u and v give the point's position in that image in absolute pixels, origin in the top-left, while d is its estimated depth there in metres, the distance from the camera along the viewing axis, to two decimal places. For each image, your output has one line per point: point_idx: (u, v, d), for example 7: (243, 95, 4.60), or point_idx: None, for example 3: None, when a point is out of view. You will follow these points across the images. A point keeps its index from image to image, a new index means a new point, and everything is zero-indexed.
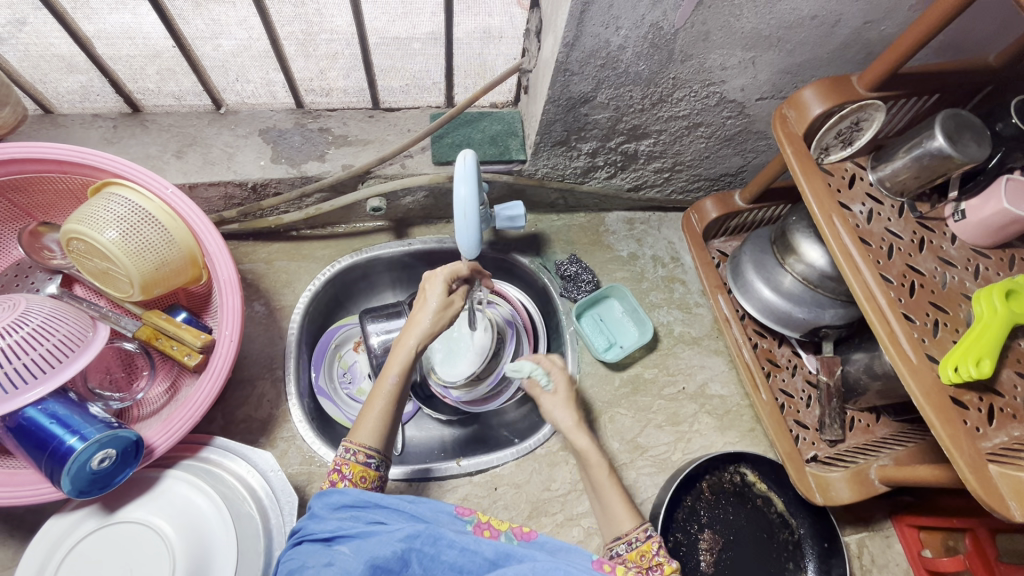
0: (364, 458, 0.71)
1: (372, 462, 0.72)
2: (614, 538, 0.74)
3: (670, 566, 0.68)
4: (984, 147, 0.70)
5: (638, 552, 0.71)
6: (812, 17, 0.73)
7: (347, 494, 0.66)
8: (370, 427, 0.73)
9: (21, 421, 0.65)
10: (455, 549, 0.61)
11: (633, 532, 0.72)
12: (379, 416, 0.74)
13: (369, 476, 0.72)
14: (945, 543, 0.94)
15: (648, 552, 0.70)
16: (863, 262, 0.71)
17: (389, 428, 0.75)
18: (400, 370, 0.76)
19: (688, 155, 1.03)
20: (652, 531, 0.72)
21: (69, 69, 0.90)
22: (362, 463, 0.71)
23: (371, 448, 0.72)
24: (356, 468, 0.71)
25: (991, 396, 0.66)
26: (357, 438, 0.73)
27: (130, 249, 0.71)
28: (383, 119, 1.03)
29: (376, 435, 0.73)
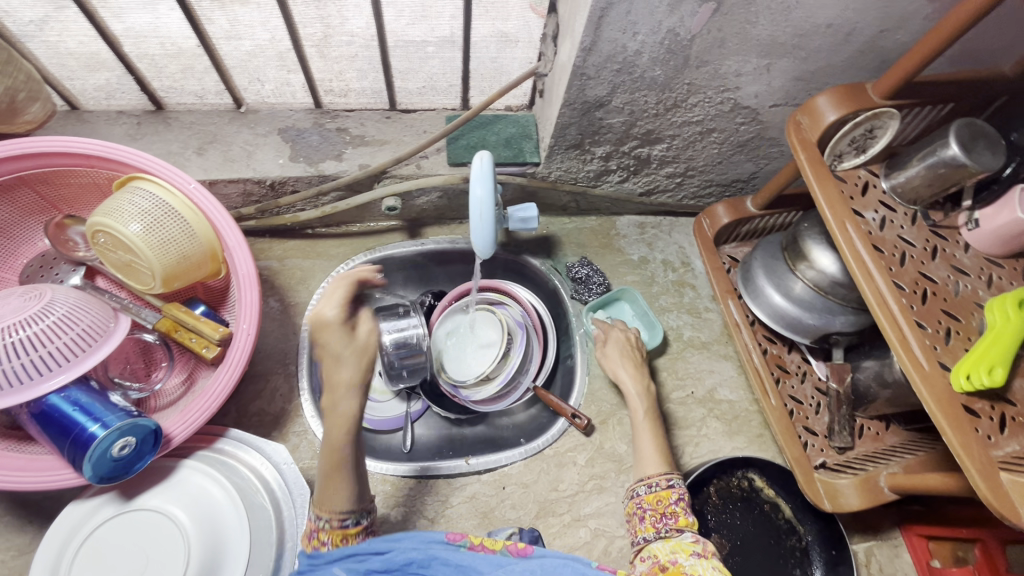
0: (339, 522, 0.69)
1: (349, 522, 0.69)
2: (639, 482, 0.83)
3: (683, 518, 0.76)
4: (998, 156, 0.71)
5: (655, 496, 0.79)
6: (827, 25, 0.74)
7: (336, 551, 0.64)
8: (338, 493, 0.70)
9: (45, 408, 0.66)
10: (448, 569, 0.63)
11: (655, 478, 0.81)
12: (344, 480, 0.71)
13: (350, 535, 0.69)
14: (954, 553, 0.93)
15: (666, 499, 0.78)
16: (876, 269, 0.71)
17: (359, 483, 0.72)
18: (342, 433, 0.71)
19: (701, 160, 1.03)
20: (675, 484, 0.80)
21: (95, 67, 0.93)
22: (338, 528, 0.69)
23: (341, 511, 0.69)
24: (335, 534, 0.69)
25: (1003, 404, 0.66)
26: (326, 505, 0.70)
27: (154, 242, 0.73)
28: (399, 120, 1.06)
29: (347, 499, 0.70)
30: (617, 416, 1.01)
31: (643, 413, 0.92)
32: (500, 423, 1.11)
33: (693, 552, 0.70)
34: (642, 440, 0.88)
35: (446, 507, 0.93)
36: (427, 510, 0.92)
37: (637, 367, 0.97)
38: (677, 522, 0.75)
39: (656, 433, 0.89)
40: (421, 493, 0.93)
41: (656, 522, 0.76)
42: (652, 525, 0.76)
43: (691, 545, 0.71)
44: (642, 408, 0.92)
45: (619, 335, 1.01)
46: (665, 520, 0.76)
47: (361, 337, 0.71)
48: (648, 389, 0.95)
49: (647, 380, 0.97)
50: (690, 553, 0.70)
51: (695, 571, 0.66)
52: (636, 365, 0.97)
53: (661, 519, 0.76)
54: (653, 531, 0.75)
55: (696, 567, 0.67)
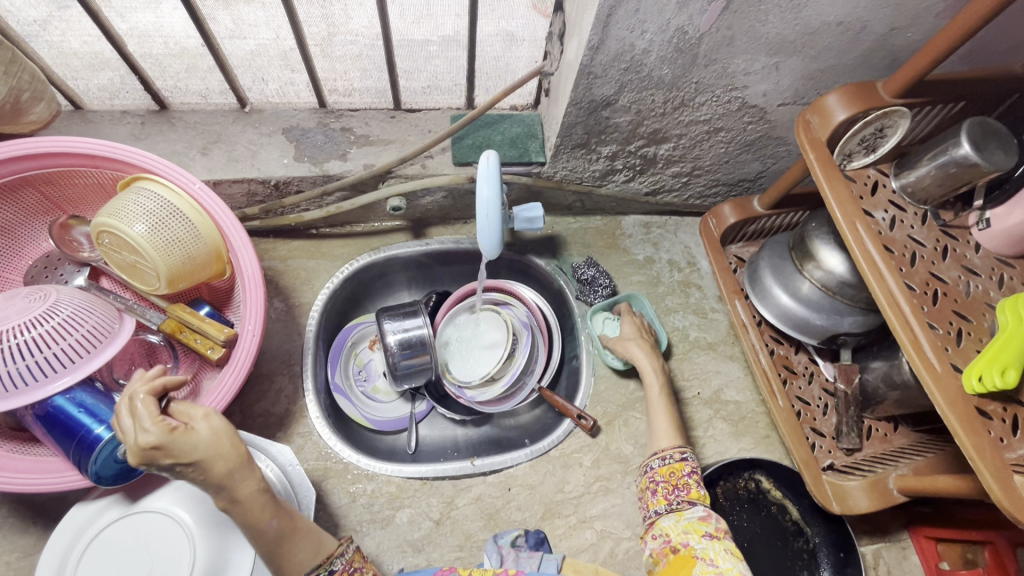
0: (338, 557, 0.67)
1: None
2: (652, 454, 0.84)
3: (695, 491, 0.77)
4: (1010, 155, 0.70)
5: (669, 469, 0.80)
6: (838, 23, 0.73)
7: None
8: (300, 557, 0.66)
9: (49, 409, 0.66)
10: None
11: (669, 452, 0.82)
12: (296, 543, 0.66)
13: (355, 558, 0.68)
14: (963, 555, 0.92)
15: (679, 472, 0.79)
16: (886, 269, 0.70)
17: (312, 534, 0.69)
18: (268, 511, 0.64)
19: (708, 159, 1.03)
20: (688, 457, 0.81)
21: (100, 65, 0.93)
22: None
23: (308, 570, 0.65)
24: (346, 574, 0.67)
25: (1015, 406, 0.65)
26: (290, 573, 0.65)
27: (159, 243, 0.72)
28: (405, 120, 1.02)
29: (312, 555, 0.67)
30: (623, 417, 1.00)
31: (658, 393, 0.92)
32: (505, 423, 1.11)
33: (705, 532, 0.72)
34: (656, 417, 0.89)
35: (451, 508, 0.92)
36: (433, 511, 0.92)
37: (649, 349, 0.97)
38: (689, 496, 0.76)
39: (671, 411, 0.90)
40: (427, 494, 0.93)
41: (669, 495, 0.77)
42: (664, 498, 0.78)
43: (703, 524, 0.73)
44: (656, 389, 0.93)
45: (633, 318, 1.02)
46: (678, 493, 0.77)
47: (200, 432, 0.60)
48: (661, 369, 0.96)
49: (661, 359, 0.98)
50: (702, 534, 0.72)
51: (707, 556, 0.69)
52: (650, 347, 0.98)
53: (674, 492, 0.77)
54: (665, 504, 0.77)
55: (708, 551, 0.70)
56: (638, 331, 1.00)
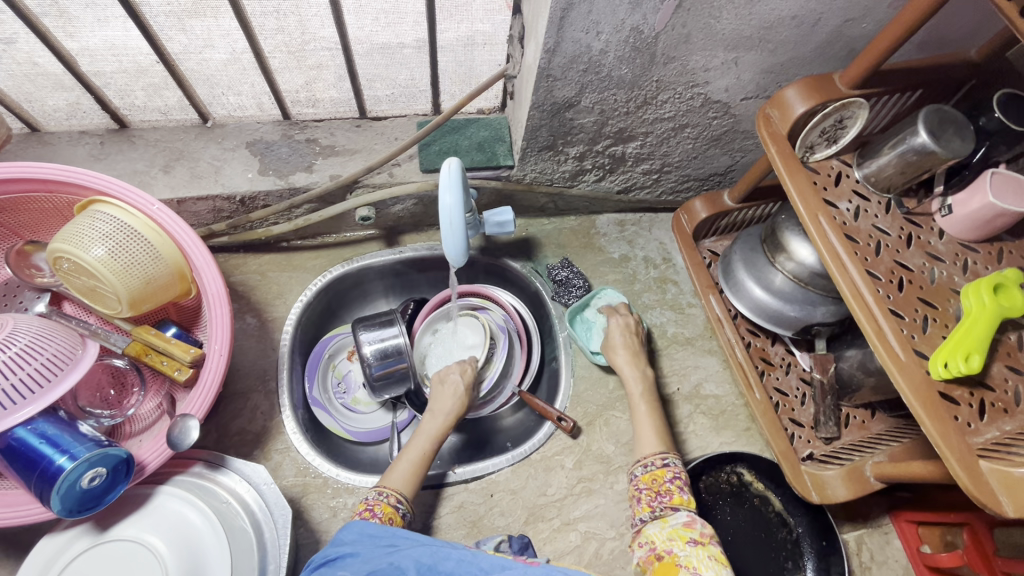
0: (394, 502, 0.78)
1: (400, 507, 0.78)
2: (635, 461, 0.85)
3: (679, 496, 0.77)
4: (967, 141, 0.70)
5: (651, 475, 0.80)
6: (793, 17, 0.73)
7: (374, 525, 0.69)
8: (408, 477, 0.82)
9: (10, 442, 0.65)
10: (451, 561, 0.62)
11: (650, 459, 0.83)
12: (416, 471, 0.84)
13: (396, 520, 0.77)
14: (944, 538, 0.92)
15: (662, 478, 0.80)
16: (849, 260, 0.71)
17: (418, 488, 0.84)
18: (433, 439, 0.89)
19: (676, 156, 1.03)
20: (670, 463, 0.82)
21: (55, 88, 0.90)
22: (393, 504, 0.78)
23: (401, 494, 0.80)
24: (387, 509, 0.77)
25: (981, 391, 0.66)
26: (391, 484, 0.81)
27: (117, 266, 0.72)
28: (371, 128, 1.04)
29: (409, 486, 0.82)
30: (604, 416, 1.00)
31: (640, 401, 0.92)
32: (488, 428, 1.10)
33: (690, 539, 0.71)
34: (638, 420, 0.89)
35: (433, 517, 0.92)
36: (416, 522, 0.91)
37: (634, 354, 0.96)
38: (673, 501, 0.76)
39: (650, 417, 0.90)
40: None
41: (652, 501, 0.78)
42: (648, 505, 0.78)
43: (687, 530, 0.72)
44: (638, 396, 0.92)
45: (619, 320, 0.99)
46: (662, 499, 0.77)
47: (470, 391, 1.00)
48: (645, 373, 0.95)
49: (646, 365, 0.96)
50: (686, 540, 0.71)
51: (690, 564, 0.68)
52: (634, 352, 0.96)
53: (657, 499, 0.77)
54: (649, 511, 0.77)
55: (691, 559, 0.69)
56: (626, 336, 0.98)
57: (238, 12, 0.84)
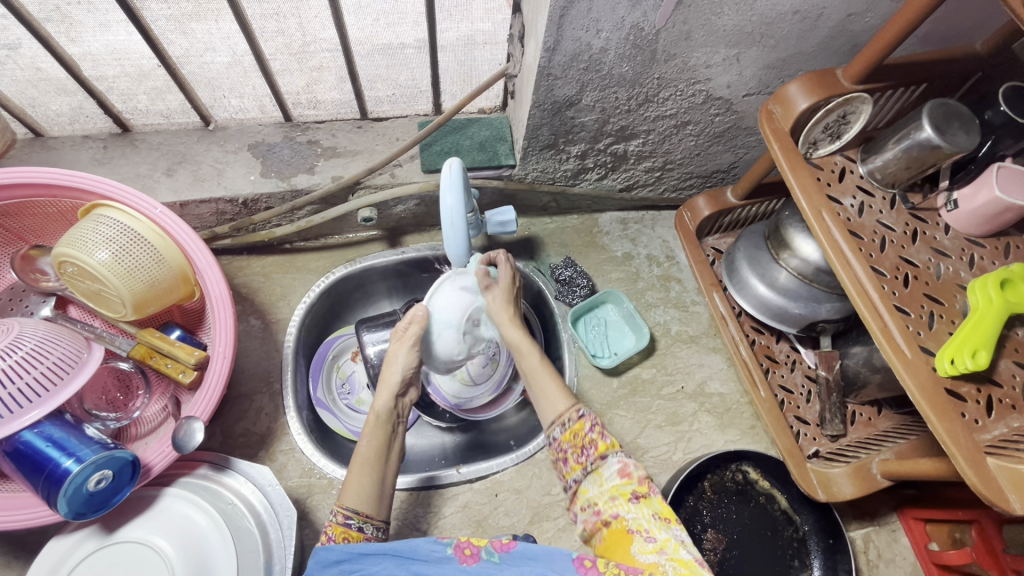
0: (344, 517, 0.69)
1: (353, 522, 0.69)
2: (549, 422, 0.75)
3: (603, 443, 0.69)
4: (973, 135, 0.70)
5: (571, 432, 0.72)
6: (794, 12, 0.73)
7: (334, 549, 0.61)
8: (356, 490, 0.72)
9: (18, 445, 0.65)
10: None
11: (566, 414, 0.73)
12: (368, 480, 0.73)
13: (353, 537, 0.69)
14: (951, 535, 0.91)
15: (581, 432, 0.71)
16: (854, 257, 0.70)
17: (380, 492, 0.73)
18: (372, 434, 0.76)
19: (679, 153, 1.02)
20: (584, 412, 0.73)
21: (58, 92, 0.91)
22: (341, 523, 0.69)
23: (348, 507, 0.70)
24: (339, 530, 0.69)
25: (989, 387, 0.65)
26: (343, 500, 0.71)
27: (121, 269, 0.72)
28: (372, 129, 1.04)
29: (364, 497, 0.72)
30: (608, 415, 1.00)
31: (535, 354, 0.80)
32: (492, 428, 1.10)
33: (631, 495, 0.64)
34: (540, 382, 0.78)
35: (438, 518, 0.92)
36: (421, 522, 0.91)
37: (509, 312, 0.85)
38: (598, 452, 0.69)
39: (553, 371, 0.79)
40: (414, 505, 0.92)
41: (579, 458, 0.70)
42: (577, 463, 0.70)
43: (626, 483, 0.65)
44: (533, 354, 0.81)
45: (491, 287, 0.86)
46: (588, 454, 0.70)
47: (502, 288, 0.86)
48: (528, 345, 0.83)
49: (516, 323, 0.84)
50: (628, 497, 0.64)
51: (642, 528, 0.61)
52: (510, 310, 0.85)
53: (584, 454, 0.70)
54: (580, 471, 0.70)
55: (642, 522, 0.62)
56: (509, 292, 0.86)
57: (238, 15, 0.84)
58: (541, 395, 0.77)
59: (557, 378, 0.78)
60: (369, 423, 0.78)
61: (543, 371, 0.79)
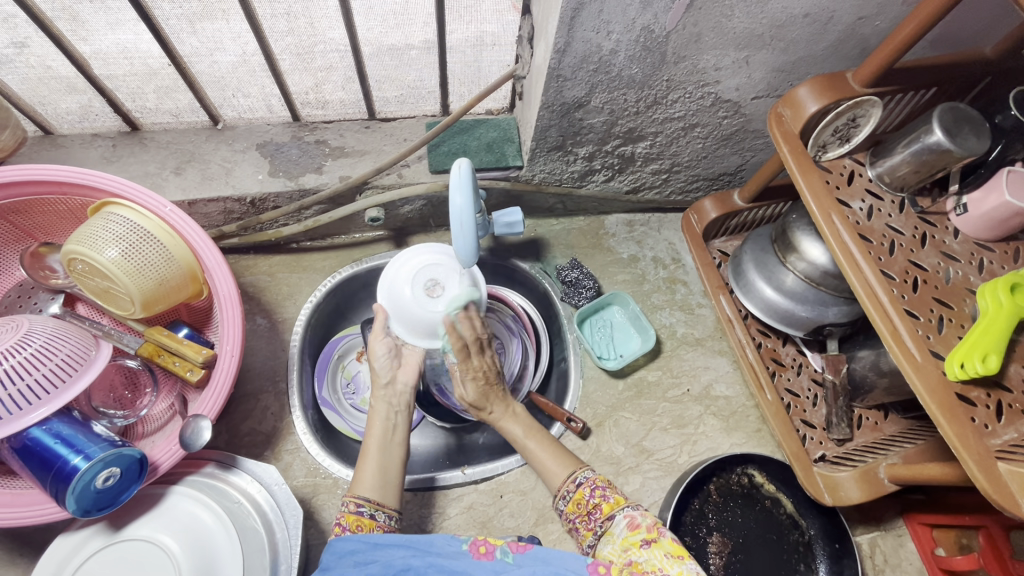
0: (355, 507, 0.71)
1: (364, 510, 0.71)
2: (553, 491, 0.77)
3: (607, 504, 0.72)
4: (984, 139, 0.70)
5: (574, 502, 0.74)
6: (805, 15, 0.73)
7: (352, 539, 0.64)
8: (368, 478, 0.74)
9: (27, 442, 0.65)
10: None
11: (564, 487, 0.76)
12: (375, 467, 0.75)
13: (365, 525, 0.70)
14: (958, 541, 0.92)
15: (583, 499, 0.73)
16: (863, 260, 0.70)
17: (390, 479, 0.75)
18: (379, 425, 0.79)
19: (686, 155, 1.02)
20: (584, 479, 0.75)
21: (68, 90, 0.91)
22: (353, 511, 0.71)
23: (362, 497, 0.72)
24: (351, 518, 0.70)
25: (999, 391, 0.65)
26: (354, 491, 0.73)
27: (130, 267, 0.72)
28: (380, 129, 1.04)
29: (375, 485, 0.74)
30: (613, 418, 1.00)
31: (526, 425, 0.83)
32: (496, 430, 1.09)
33: (641, 542, 0.65)
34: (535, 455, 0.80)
35: (443, 518, 0.92)
36: (425, 523, 0.91)
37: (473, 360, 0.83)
38: (604, 512, 0.71)
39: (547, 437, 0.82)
40: (419, 506, 0.92)
41: (589, 525, 0.72)
42: (587, 530, 0.72)
43: (636, 533, 0.67)
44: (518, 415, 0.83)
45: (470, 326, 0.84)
46: (595, 518, 0.72)
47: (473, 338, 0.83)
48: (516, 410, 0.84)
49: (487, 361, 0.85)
50: (639, 545, 0.65)
51: (656, 568, 0.62)
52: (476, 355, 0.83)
53: (591, 519, 0.72)
54: (593, 536, 0.72)
55: (654, 562, 0.63)
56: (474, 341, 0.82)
57: (248, 13, 0.84)
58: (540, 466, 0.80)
59: (555, 445, 0.80)
60: (372, 408, 0.80)
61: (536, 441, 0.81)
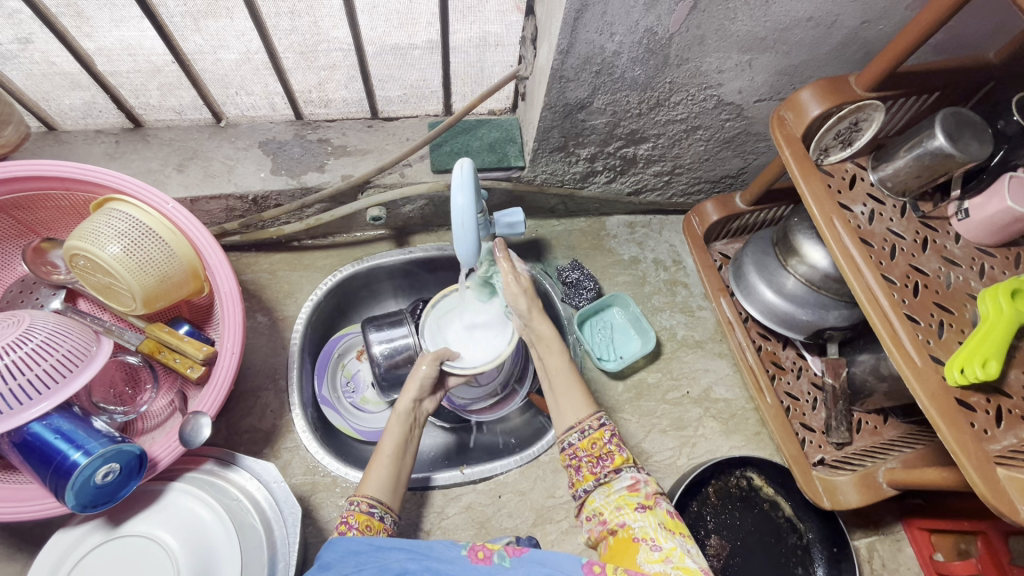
0: (367, 507, 0.71)
1: (375, 512, 0.71)
2: (565, 428, 0.77)
3: (619, 456, 0.72)
4: (985, 145, 0.70)
5: (590, 441, 0.74)
6: (808, 19, 0.73)
7: (355, 540, 0.61)
8: (378, 478, 0.74)
9: (26, 437, 0.65)
10: None
11: (586, 422, 0.75)
12: (388, 472, 0.76)
13: (374, 525, 0.70)
14: (957, 546, 0.91)
15: (600, 441, 0.73)
16: (865, 264, 0.70)
17: (398, 483, 0.76)
18: (394, 430, 0.79)
19: (688, 157, 1.02)
20: (605, 420, 0.75)
21: (71, 87, 0.92)
22: (364, 509, 0.71)
23: (374, 498, 0.72)
24: (361, 518, 0.70)
25: (998, 397, 0.65)
26: (363, 490, 0.73)
27: (131, 263, 0.72)
28: (383, 129, 1.01)
29: (383, 488, 0.74)
30: (612, 419, 1.00)
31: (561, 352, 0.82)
32: (495, 430, 1.09)
33: (637, 505, 0.67)
34: (561, 387, 0.79)
35: (442, 518, 0.92)
36: (424, 522, 0.91)
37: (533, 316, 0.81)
38: (615, 464, 0.72)
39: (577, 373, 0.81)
40: (419, 505, 0.92)
41: (594, 469, 0.73)
42: (589, 474, 0.73)
43: (633, 496, 0.68)
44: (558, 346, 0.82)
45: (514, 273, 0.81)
46: (603, 465, 0.72)
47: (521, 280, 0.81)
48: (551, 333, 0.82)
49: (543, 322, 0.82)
50: (635, 507, 0.67)
51: (648, 536, 0.63)
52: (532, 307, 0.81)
53: (598, 465, 0.73)
54: (592, 481, 0.72)
55: (648, 530, 0.64)
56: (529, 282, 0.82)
57: (252, 13, 0.87)
58: (559, 403, 0.79)
59: (579, 382, 0.79)
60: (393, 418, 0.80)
61: (565, 374, 0.80)
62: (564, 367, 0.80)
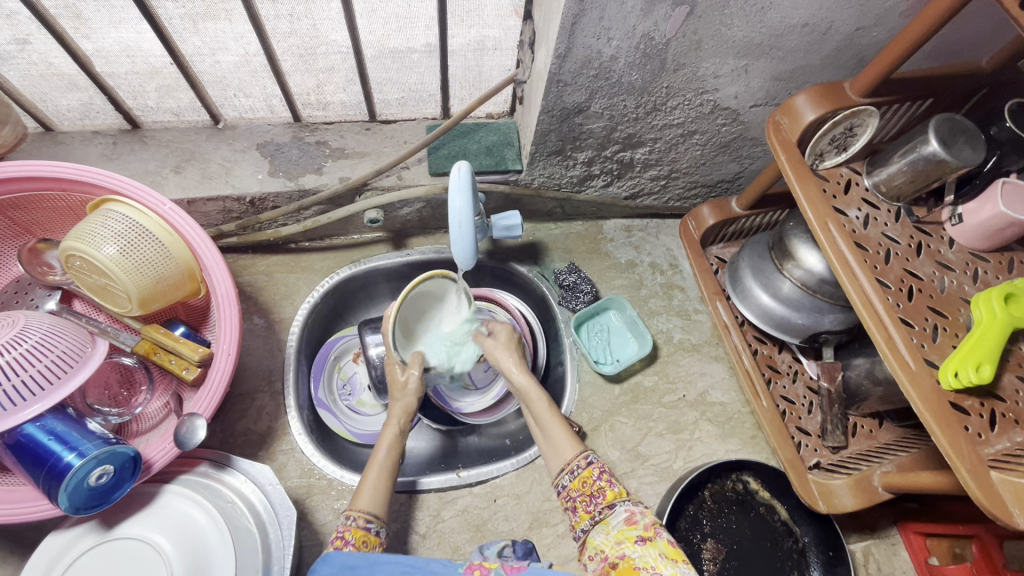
0: (364, 522, 0.71)
1: (373, 526, 0.72)
2: (559, 470, 0.77)
3: (611, 491, 0.71)
4: (978, 150, 0.71)
5: (580, 480, 0.73)
6: (803, 25, 0.74)
7: (352, 556, 0.59)
8: (370, 494, 0.74)
9: (20, 438, 0.65)
10: None
11: (574, 462, 0.75)
12: (376, 486, 0.76)
13: (372, 540, 0.71)
14: (951, 550, 0.92)
15: (590, 479, 0.73)
16: (859, 268, 0.70)
17: (389, 498, 0.76)
18: (392, 443, 0.80)
19: (685, 162, 1.03)
20: (592, 458, 0.75)
21: (69, 87, 0.91)
22: (362, 527, 0.71)
23: (370, 513, 0.72)
24: (358, 533, 0.70)
25: (992, 400, 0.65)
26: (358, 506, 0.73)
27: (128, 264, 0.72)
28: (380, 131, 1.04)
29: (376, 502, 0.74)
30: (608, 422, 1.00)
31: (543, 400, 0.82)
32: (492, 432, 1.09)
33: (637, 538, 0.64)
34: (550, 428, 0.79)
35: (438, 521, 0.91)
36: (420, 525, 0.91)
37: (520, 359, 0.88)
38: (608, 499, 0.70)
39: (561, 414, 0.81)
40: (415, 508, 0.92)
41: (589, 507, 0.71)
42: (585, 512, 0.71)
43: (632, 529, 0.66)
44: (536, 393, 0.83)
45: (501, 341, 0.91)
46: (597, 502, 0.71)
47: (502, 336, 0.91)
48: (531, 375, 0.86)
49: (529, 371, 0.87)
50: (634, 540, 0.64)
51: (649, 565, 0.61)
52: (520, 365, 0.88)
53: (592, 502, 0.71)
54: (589, 520, 0.71)
55: (648, 559, 0.62)
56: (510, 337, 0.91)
57: (251, 15, 0.85)
58: (552, 440, 0.79)
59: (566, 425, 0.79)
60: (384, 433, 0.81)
61: (552, 418, 0.80)
62: (547, 411, 0.81)
